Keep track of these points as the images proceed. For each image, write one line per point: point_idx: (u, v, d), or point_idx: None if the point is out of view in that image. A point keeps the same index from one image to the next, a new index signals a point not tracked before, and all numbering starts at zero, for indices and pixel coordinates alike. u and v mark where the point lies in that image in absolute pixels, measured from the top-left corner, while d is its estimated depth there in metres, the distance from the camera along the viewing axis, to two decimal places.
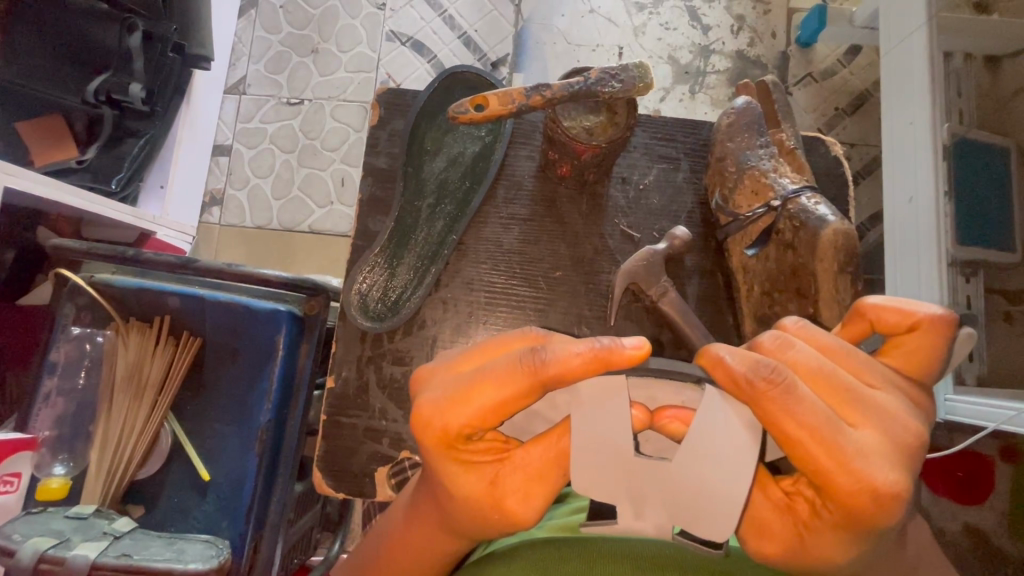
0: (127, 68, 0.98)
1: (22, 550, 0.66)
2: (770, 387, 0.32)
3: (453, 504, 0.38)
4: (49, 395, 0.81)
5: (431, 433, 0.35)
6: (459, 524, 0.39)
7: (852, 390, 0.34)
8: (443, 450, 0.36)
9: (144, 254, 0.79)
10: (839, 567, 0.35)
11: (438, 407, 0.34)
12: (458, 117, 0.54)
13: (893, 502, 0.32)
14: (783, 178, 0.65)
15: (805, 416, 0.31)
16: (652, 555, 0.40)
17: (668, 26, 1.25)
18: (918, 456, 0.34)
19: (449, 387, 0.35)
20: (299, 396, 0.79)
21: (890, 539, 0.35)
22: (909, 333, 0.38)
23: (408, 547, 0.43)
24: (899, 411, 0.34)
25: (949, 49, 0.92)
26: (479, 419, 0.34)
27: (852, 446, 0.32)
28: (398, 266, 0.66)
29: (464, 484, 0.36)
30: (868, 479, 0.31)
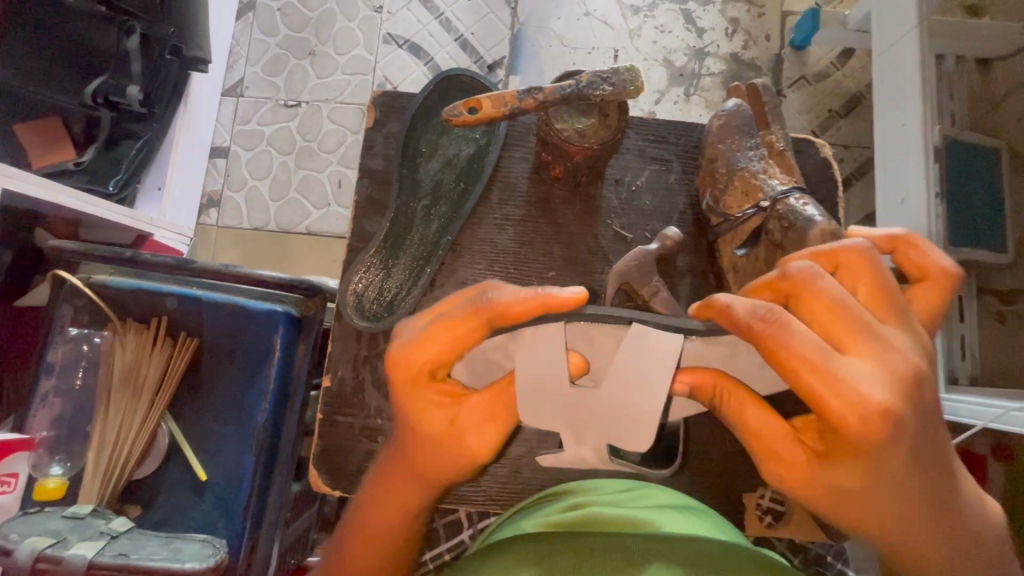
0: (124, 69, 0.99)
1: (20, 549, 0.66)
2: (767, 325, 0.36)
3: (423, 440, 0.43)
4: (46, 396, 0.81)
5: (400, 370, 0.41)
6: (427, 466, 0.44)
7: (865, 324, 0.37)
8: (411, 385, 0.42)
9: (142, 256, 0.78)
10: (859, 495, 0.39)
11: (406, 345, 0.41)
12: (451, 120, 0.55)
13: (882, 418, 0.35)
14: (772, 179, 0.65)
15: (798, 346, 0.35)
16: (641, 558, 0.40)
17: (662, 29, 1.26)
18: (915, 383, 0.37)
19: (411, 332, 0.41)
20: (296, 396, 0.80)
21: (905, 462, 0.38)
22: (924, 279, 0.48)
23: (388, 496, 0.47)
24: (899, 344, 0.38)
25: (941, 53, 0.93)
26: (437, 357, 0.41)
27: (846, 372, 0.36)
28: (393, 267, 0.66)
29: (429, 416, 0.42)
30: (858, 402, 0.35)
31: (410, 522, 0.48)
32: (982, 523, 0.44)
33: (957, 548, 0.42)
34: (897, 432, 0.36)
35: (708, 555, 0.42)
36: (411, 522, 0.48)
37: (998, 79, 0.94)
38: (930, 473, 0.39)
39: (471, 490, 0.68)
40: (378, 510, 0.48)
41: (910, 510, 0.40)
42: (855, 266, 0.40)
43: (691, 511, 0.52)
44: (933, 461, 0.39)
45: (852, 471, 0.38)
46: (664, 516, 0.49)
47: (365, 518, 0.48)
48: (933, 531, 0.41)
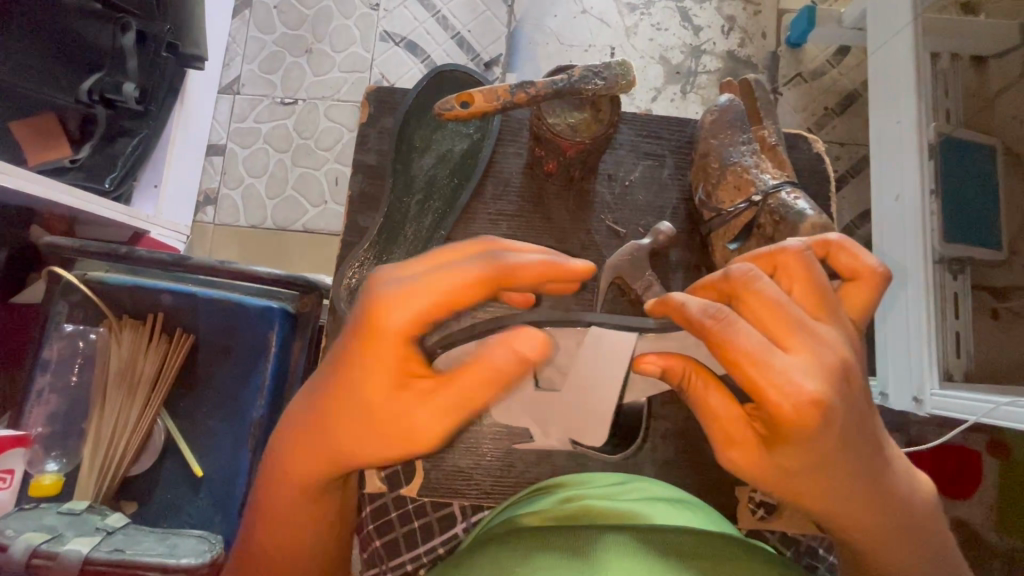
0: (121, 67, 0.99)
1: (15, 544, 0.66)
2: (715, 322, 0.37)
3: (341, 417, 0.38)
4: (41, 392, 0.81)
5: (382, 322, 0.36)
6: (335, 447, 0.39)
7: (799, 321, 0.37)
8: (379, 345, 0.37)
9: (137, 253, 0.80)
10: (796, 483, 0.39)
11: (391, 292, 0.36)
12: (443, 113, 0.55)
13: (815, 411, 0.36)
14: (764, 174, 0.65)
15: (743, 341, 0.36)
16: (631, 548, 0.40)
17: (659, 27, 1.26)
18: (847, 377, 0.37)
19: (408, 279, 0.36)
20: (291, 392, 0.80)
21: (840, 451, 0.38)
22: (856, 281, 0.43)
23: (281, 472, 0.42)
24: (833, 340, 0.38)
25: (936, 51, 0.93)
26: (431, 310, 0.36)
27: (782, 367, 0.36)
28: (386, 261, 0.66)
29: (357, 388, 0.37)
30: (792, 394, 0.36)
31: (299, 501, 0.43)
32: (928, 508, 0.44)
33: (902, 532, 0.42)
34: (832, 422, 0.36)
35: (697, 545, 0.42)
36: (301, 502, 0.43)
37: (993, 77, 0.96)
38: (869, 460, 0.40)
39: (465, 485, 0.68)
40: (267, 487, 0.43)
41: (853, 494, 0.40)
42: (793, 268, 0.41)
43: (683, 504, 0.52)
44: (872, 447, 0.40)
45: (795, 460, 0.38)
46: (655, 509, 0.49)
47: (263, 495, 0.44)
48: (876, 515, 0.41)
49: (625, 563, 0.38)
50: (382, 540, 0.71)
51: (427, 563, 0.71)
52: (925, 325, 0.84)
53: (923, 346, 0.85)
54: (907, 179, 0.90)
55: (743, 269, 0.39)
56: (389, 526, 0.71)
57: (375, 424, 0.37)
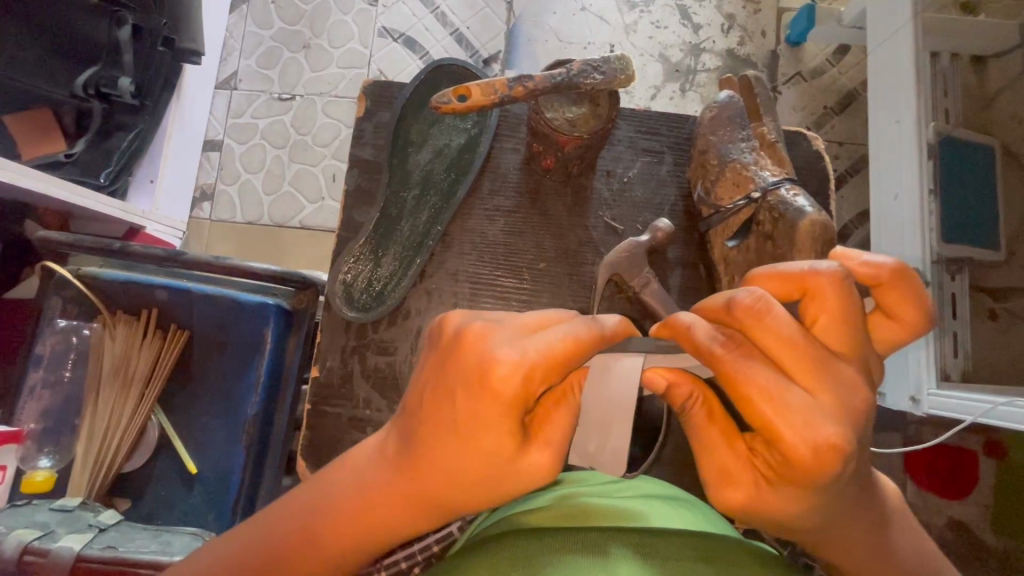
0: (117, 61, 0.98)
1: (6, 541, 0.65)
2: (725, 353, 0.37)
3: (431, 467, 0.38)
4: (34, 388, 0.81)
5: (506, 390, 0.35)
6: (426, 494, 0.39)
7: (824, 362, 0.36)
8: (499, 411, 0.36)
9: (131, 248, 0.76)
10: (794, 517, 0.38)
11: (517, 359, 0.35)
12: (439, 107, 0.54)
13: (834, 455, 0.34)
14: (763, 171, 0.65)
15: (755, 377, 0.35)
16: (643, 550, 0.40)
17: (658, 25, 1.26)
18: (865, 421, 0.36)
19: (523, 345, 0.36)
20: (287, 387, 0.78)
21: (844, 489, 0.37)
22: (892, 322, 0.41)
23: (333, 525, 0.40)
24: (856, 383, 0.36)
25: (936, 50, 0.93)
26: (549, 373, 0.36)
27: (799, 411, 0.35)
28: (382, 256, 0.65)
29: (464, 442, 0.37)
30: (807, 441, 0.34)
31: (352, 555, 0.41)
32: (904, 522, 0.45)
33: (881, 549, 0.43)
34: (845, 466, 0.35)
35: (700, 547, 0.41)
36: (350, 555, 0.41)
37: (993, 77, 0.96)
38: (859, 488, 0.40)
39: None
40: (304, 546, 0.40)
41: (843, 518, 0.40)
42: (830, 298, 0.37)
43: (679, 500, 0.52)
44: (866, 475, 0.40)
45: (800, 499, 0.37)
46: (653, 507, 0.49)
47: (278, 547, 0.41)
48: (859, 534, 0.42)
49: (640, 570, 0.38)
50: None
51: None
52: None
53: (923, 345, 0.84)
54: (906, 178, 0.90)
55: (752, 298, 0.37)
56: None
57: (480, 473, 0.38)
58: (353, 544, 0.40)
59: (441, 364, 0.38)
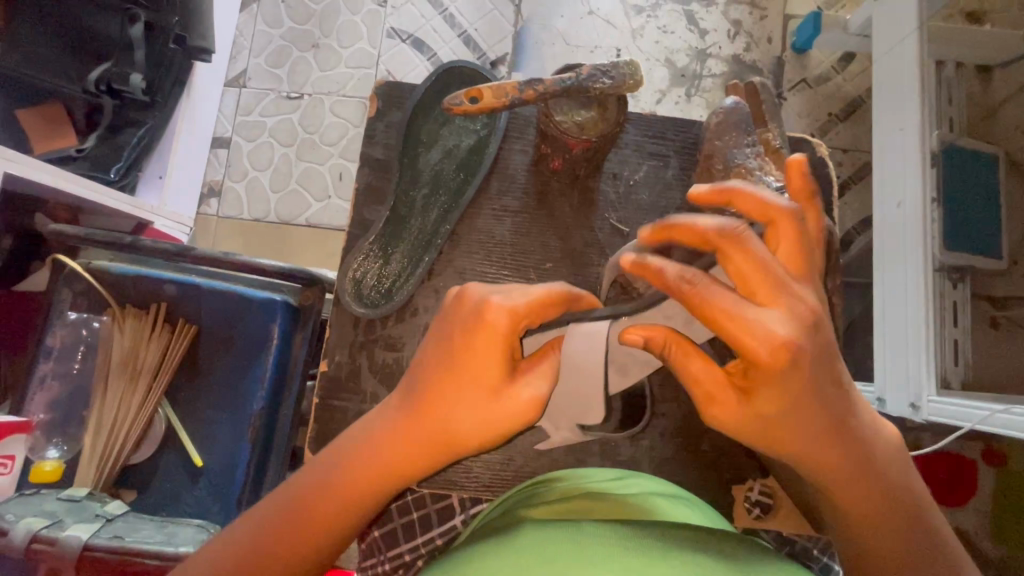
0: (129, 58, 1.00)
1: (16, 529, 0.66)
2: (692, 287, 0.39)
3: (435, 404, 0.43)
4: (44, 378, 0.82)
5: (496, 323, 0.42)
6: (433, 435, 0.43)
7: (777, 278, 0.39)
8: (491, 343, 0.42)
9: (142, 242, 0.77)
10: (770, 424, 0.41)
11: (503, 300, 0.42)
12: (452, 108, 0.55)
13: (785, 353, 0.38)
14: (768, 176, 0.62)
15: (721, 300, 0.38)
16: (657, 544, 0.40)
17: (665, 29, 1.27)
18: (818, 328, 0.40)
19: (507, 293, 0.43)
20: (292, 384, 0.80)
21: (811, 393, 0.40)
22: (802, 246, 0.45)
23: (353, 474, 0.44)
24: (804, 294, 0.40)
25: (941, 59, 0.94)
26: (529, 310, 0.43)
27: (757, 320, 0.38)
28: (391, 254, 0.66)
29: (465, 377, 0.42)
30: (765, 345, 0.38)
31: (368, 501, 0.44)
32: (888, 452, 0.47)
33: (862, 479, 0.45)
34: (800, 364, 0.38)
35: (712, 542, 0.42)
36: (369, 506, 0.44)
37: (996, 87, 0.97)
38: (834, 407, 0.42)
39: (464, 478, 0.64)
40: (326, 504, 0.43)
41: (819, 437, 0.43)
42: (784, 228, 0.42)
43: (687, 501, 0.53)
44: (837, 393, 0.42)
45: (770, 405, 0.40)
46: (659, 503, 0.50)
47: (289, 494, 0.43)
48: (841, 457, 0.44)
49: (656, 553, 0.39)
50: (381, 532, 0.66)
51: (426, 556, 0.66)
52: (922, 330, 0.85)
53: (924, 353, 0.85)
54: (910, 186, 0.90)
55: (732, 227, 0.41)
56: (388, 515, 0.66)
57: (476, 405, 0.42)
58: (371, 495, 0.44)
59: (444, 322, 0.44)
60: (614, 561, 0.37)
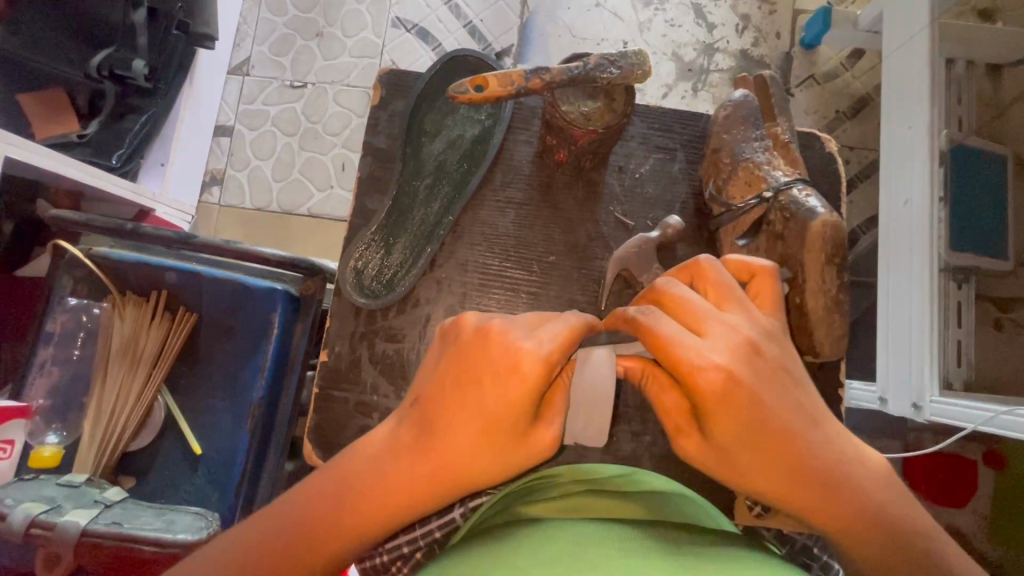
0: (131, 43, 0.99)
1: (14, 514, 0.66)
2: (642, 317, 0.41)
3: (453, 440, 0.41)
4: (43, 364, 0.81)
5: (530, 371, 0.40)
6: (438, 471, 0.41)
7: (706, 311, 0.41)
8: (522, 392, 0.40)
9: (143, 229, 0.76)
10: (739, 458, 0.40)
11: (541, 348, 0.40)
12: (457, 97, 0.54)
13: (722, 379, 0.39)
14: (775, 171, 0.64)
15: (664, 326, 0.40)
16: (660, 546, 0.40)
17: (672, 23, 1.26)
18: (757, 355, 0.41)
19: (542, 337, 0.41)
20: (293, 374, 0.79)
21: (767, 422, 0.40)
22: (752, 281, 0.47)
23: (355, 509, 0.41)
24: (738, 324, 0.42)
25: (951, 57, 0.93)
26: (560, 356, 0.41)
27: (693, 346, 0.39)
28: (393, 245, 0.66)
29: (482, 417, 0.41)
30: (701, 373, 0.39)
31: (369, 537, 0.41)
32: (892, 487, 0.43)
33: (866, 517, 0.41)
34: (740, 390, 0.39)
35: (716, 545, 0.42)
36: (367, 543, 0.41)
37: (1006, 87, 0.96)
38: (802, 439, 0.41)
39: None
40: (321, 537, 0.40)
41: (799, 473, 0.40)
42: (705, 273, 0.45)
43: (685, 495, 0.52)
44: (805, 423, 0.41)
45: (729, 436, 0.40)
46: (661, 502, 0.50)
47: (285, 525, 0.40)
48: (833, 494, 0.41)
49: (661, 555, 0.39)
50: None
51: None
52: (925, 331, 0.85)
53: (926, 353, 0.84)
54: (917, 185, 0.89)
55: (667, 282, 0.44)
56: None
57: (495, 445, 0.41)
58: (370, 530, 0.41)
59: (463, 355, 0.42)
60: (616, 562, 0.37)
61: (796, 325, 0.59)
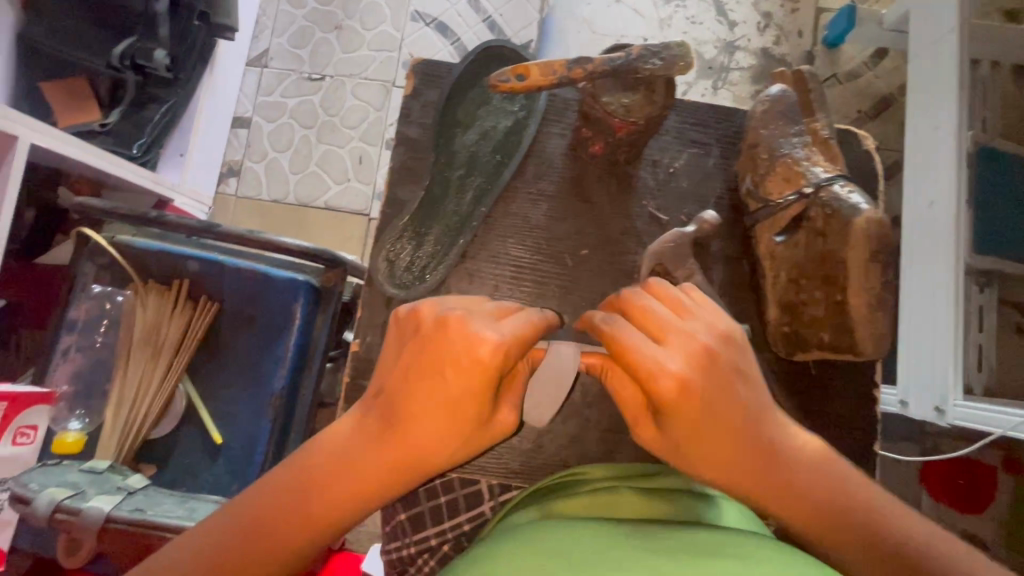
0: (153, 32, 0.98)
1: (39, 498, 0.66)
2: (608, 327, 0.42)
3: (412, 432, 0.41)
4: (67, 351, 0.82)
5: (489, 364, 0.39)
6: (409, 458, 0.41)
7: (666, 321, 0.42)
8: (482, 383, 0.40)
9: (167, 217, 0.75)
10: (697, 456, 0.42)
11: (500, 339, 0.39)
12: (498, 86, 0.53)
13: (678, 385, 0.40)
14: (815, 167, 0.63)
15: (625, 336, 0.41)
16: (697, 544, 0.39)
17: (693, 20, 1.25)
18: (715, 365, 0.41)
19: (501, 330, 0.40)
20: (313, 364, 0.79)
21: (722, 423, 0.42)
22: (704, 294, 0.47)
23: (332, 487, 0.42)
24: (698, 335, 0.42)
25: (977, 58, 0.92)
26: (516, 347, 0.40)
27: (649, 354, 0.40)
28: (424, 237, 0.65)
29: (446, 409, 0.41)
30: (656, 378, 0.40)
31: (348, 513, 0.42)
32: (848, 482, 0.42)
33: (835, 515, 0.41)
34: (695, 396, 0.40)
35: (751, 543, 0.41)
36: (328, 534, 0.42)
37: None
38: (748, 433, 0.42)
39: (493, 463, 0.62)
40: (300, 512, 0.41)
41: (755, 472, 0.42)
42: (661, 290, 0.45)
43: (719, 491, 0.52)
44: (750, 414, 0.43)
45: (689, 437, 0.42)
46: (695, 502, 0.49)
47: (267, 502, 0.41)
48: (778, 485, 0.42)
49: (697, 551, 0.38)
50: (408, 514, 0.62)
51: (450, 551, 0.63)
52: (950, 333, 0.84)
53: (951, 355, 0.83)
54: (943, 186, 0.88)
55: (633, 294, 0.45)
56: (416, 499, 0.61)
57: (462, 432, 0.41)
58: (333, 521, 0.42)
59: (423, 343, 0.41)
60: (650, 557, 0.37)
61: (839, 322, 0.60)
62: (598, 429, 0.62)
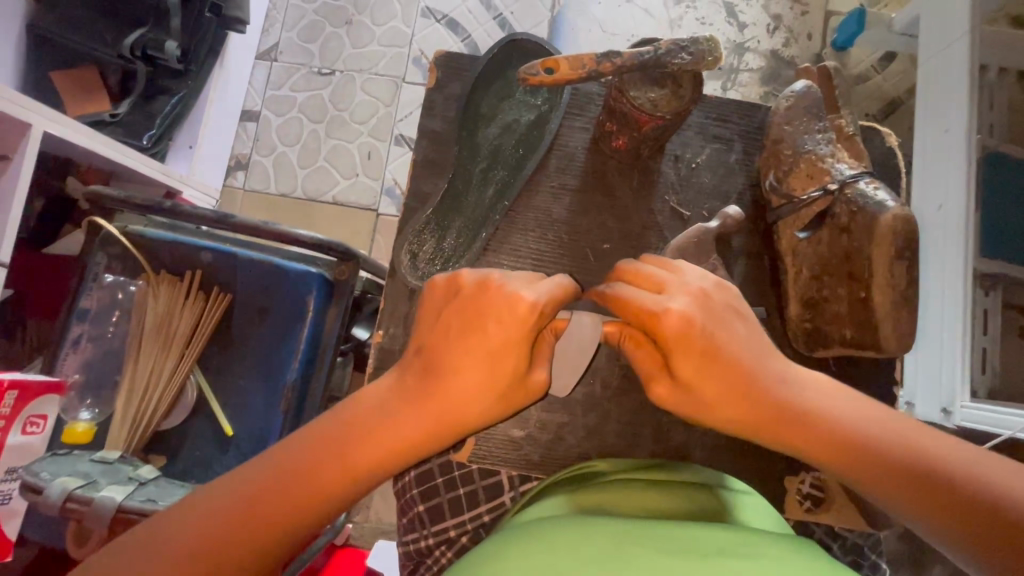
0: (165, 24, 0.98)
1: (51, 487, 0.66)
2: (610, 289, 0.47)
3: (448, 387, 0.43)
4: (77, 341, 0.81)
5: (529, 316, 0.43)
6: (445, 415, 0.43)
7: (660, 275, 0.46)
8: (521, 336, 0.43)
9: (181, 207, 0.74)
10: (717, 408, 0.44)
11: (540, 296, 0.43)
12: (528, 79, 0.53)
13: (683, 324, 0.43)
14: (840, 163, 0.64)
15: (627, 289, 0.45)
16: (724, 541, 0.39)
17: (703, 21, 1.25)
18: (715, 309, 0.45)
19: (539, 288, 0.44)
20: (325, 358, 0.78)
21: (734, 369, 0.43)
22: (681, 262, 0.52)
23: (361, 445, 0.41)
24: (693, 285, 0.46)
25: (985, 62, 0.93)
26: (551, 303, 0.44)
27: (651, 299, 0.44)
28: (446, 230, 0.65)
29: (485, 365, 0.43)
30: (662, 317, 0.43)
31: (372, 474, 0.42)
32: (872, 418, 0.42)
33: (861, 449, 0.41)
34: (702, 335, 0.43)
35: (778, 541, 0.41)
36: (349, 491, 0.41)
37: None
38: (760, 380, 0.44)
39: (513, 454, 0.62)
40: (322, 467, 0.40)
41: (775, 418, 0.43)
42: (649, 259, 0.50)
43: (743, 491, 0.51)
44: (759, 355, 0.45)
45: (704, 386, 0.43)
46: (716, 500, 0.49)
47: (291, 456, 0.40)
48: (799, 423, 0.43)
49: (725, 547, 0.38)
50: (426, 505, 0.62)
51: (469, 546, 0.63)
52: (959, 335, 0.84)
53: (958, 355, 0.84)
54: (952, 189, 0.88)
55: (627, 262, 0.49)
56: (435, 491, 0.62)
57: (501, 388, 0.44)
58: (355, 479, 0.41)
59: (464, 305, 0.45)
60: (679, 553, 0.36)
61: (860, 318, 0.60)
62: (617, 423, 0.62)
